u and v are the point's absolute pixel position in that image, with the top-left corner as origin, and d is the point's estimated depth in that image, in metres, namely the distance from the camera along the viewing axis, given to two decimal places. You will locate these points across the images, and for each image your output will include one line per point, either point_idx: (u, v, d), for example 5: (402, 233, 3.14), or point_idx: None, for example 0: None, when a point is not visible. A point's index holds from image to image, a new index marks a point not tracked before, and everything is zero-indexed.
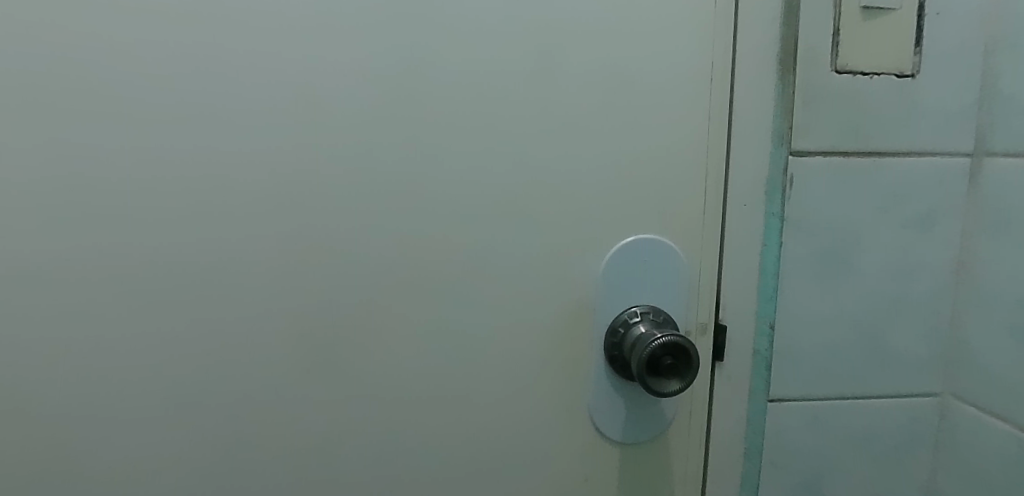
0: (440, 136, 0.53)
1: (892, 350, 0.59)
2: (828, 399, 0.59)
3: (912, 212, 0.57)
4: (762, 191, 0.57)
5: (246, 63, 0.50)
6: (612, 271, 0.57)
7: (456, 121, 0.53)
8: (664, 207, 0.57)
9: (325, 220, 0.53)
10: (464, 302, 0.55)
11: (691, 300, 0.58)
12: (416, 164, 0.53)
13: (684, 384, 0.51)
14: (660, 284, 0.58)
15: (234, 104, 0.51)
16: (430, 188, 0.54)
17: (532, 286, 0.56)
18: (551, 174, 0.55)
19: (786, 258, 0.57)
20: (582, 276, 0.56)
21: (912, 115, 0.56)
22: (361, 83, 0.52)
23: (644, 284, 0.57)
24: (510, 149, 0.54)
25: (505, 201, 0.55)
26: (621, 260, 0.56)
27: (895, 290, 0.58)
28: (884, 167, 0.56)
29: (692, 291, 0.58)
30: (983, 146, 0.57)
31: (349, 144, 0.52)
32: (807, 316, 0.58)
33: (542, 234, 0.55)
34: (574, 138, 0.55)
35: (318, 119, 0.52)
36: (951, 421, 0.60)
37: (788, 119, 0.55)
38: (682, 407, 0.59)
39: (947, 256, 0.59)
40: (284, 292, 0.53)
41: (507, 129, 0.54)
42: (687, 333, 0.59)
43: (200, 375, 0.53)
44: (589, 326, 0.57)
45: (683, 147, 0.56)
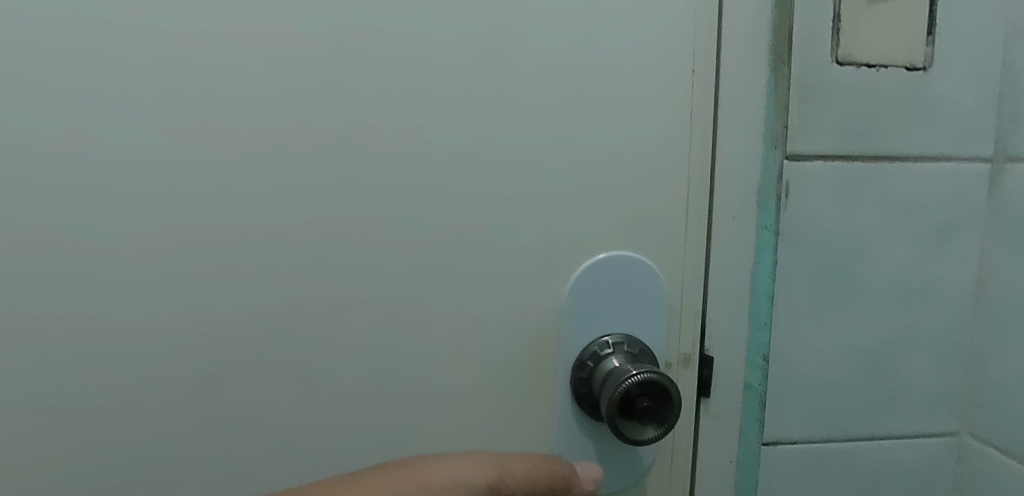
0: (374, 130, 0.44)
1: (903, 384, 0.52)
2: (829, 441, 0.51)
3: (925, 225, 0.50)
4: (754, 200, 0.49)
5: (136, 33, 0.41)
6: (579, 294, 0.48)
7: (396, 114, 0.44)
8: (639, 219, 0.48)
9: (233, 231, 0.44)
10: (405, 331, 0.47)
11: (674, 327, 0.50)
12: (344, 164, 0.44)
13: (662, 431, 0.44)
14: (636, 309, 0.49)
15: (120, 83, 0.41)
16: (362, 194, 0.45)
17: (486, 312, 0.47)
18: (510, 178, 0.46)
19: (781, 280, 0.49)
20: (545, 299, 0.48)
21: (925, 115, 0.49)
22: (278, 64, 0.43)
23: (618, 309, 0.49)
24: (460, 148, 0.46)
25: (454, 211, 0.46)
26: (591, 281, 0.48)
27: (906, 316, 0.51)
28: (893, 173, 0.49)
29: (674, 317, 0.49)
30: (1004, 150, 0.50)
31: (263, 137, 0.43)
32: (806, 345, 0.50)
33: (498, 249, 0.47)
34: (534, 136, 0.46)
35: (227, 107, 0.43)
36: (969, 464, 0.53)
37: (784, 118, 0.48)
38: (662, 452, 0.50)
39: (965, 276, 0.51)
40: (181, 322, 0.44)
41: (457, 125, 0.45)
42: (668, 366, 0.50)
43: (76, 422, 0.43)
44: (554, 358, 0.49)
45: (662, 148, 0.47)
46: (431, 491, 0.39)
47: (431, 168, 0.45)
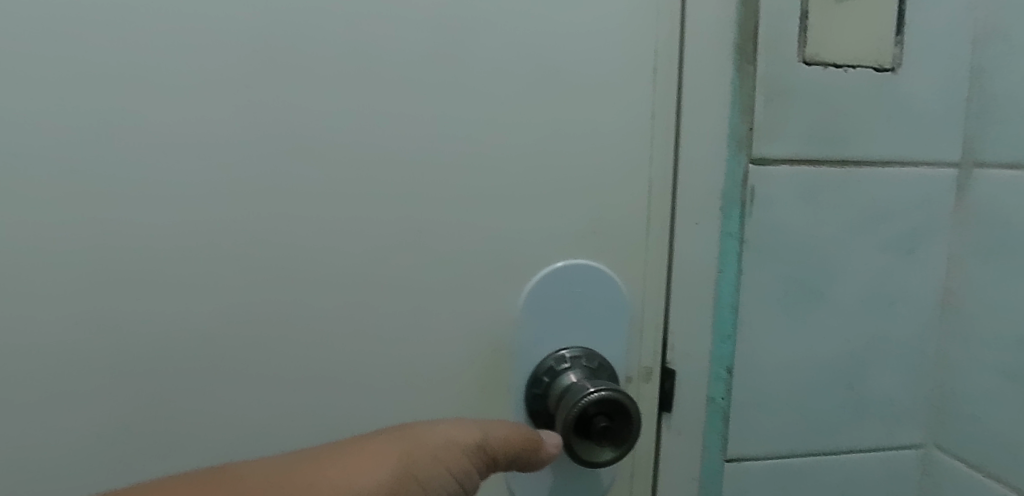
0: (310, 129, 0.41)
1: (870, 396, 0.50)
2: (794, 456, 0.49)
3: (893, 232, 0.48)
4: (717, 206, 0.46)
5: (37, 19, 0.37)
6: (534, 305, 0.45)
7: (335, 112, 0.41)
8: (597, 226, 0.45)
9: (151, 239, 0.40)
10: (346, 345, 0.43)
11: (633, 340, 0.47)
12: (277, 166, 0.41)
13: (619, 453, 0.41)
14: (595, 321, 0.46)
15: (20, 74, 0.37)
16: (298, 199, 0.41)
17: (435, 325, 0.44)
18: (460, 181, 0.43)
19: (746, 289, 0.47)
20: (498, 311, 0.45)
21: (893, 118, 0.47)
22: (201, 55, 0.39)
23: (574, 321, 0.46)
24: (405, 149, 0.42)
25: (399, 217, 0.43)
26: (546, 292, 0.45)
27: (873, 327, 0.49)
28: (860, 178, 0.47)
29: (633, 329, 0.47)
30: (972, 156, 0.48)
31: (185, 135, 0.39)
32: (771, 357, 0.48)
33: (447, 258, 0.44)
34: (485, 137, 0.43)
35: (143, 103, 0.39)
36: (935, 477, 0.51)
37: (749, 119, 0.45)
38: (622, 469, 0.48)
39: (932, 284, 0.50)
40: (93, 339, 0.40)
41: (401, 124, 0.42)
42: (628, 380, 0.47)
43: None
44: (507, 374, 0.46)
45: (621, 151, 0.45)
46: (431, 450, 0.35)
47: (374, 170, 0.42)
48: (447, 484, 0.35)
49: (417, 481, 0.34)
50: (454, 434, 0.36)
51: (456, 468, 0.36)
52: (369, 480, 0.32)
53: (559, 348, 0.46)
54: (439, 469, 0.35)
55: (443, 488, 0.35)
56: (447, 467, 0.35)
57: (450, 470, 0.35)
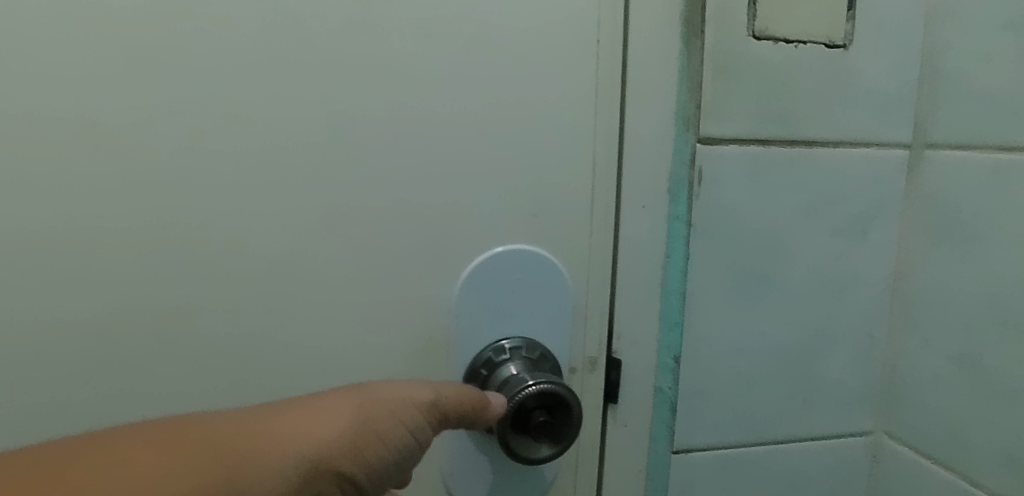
0: (222, 101, 0.37)
1: (820, 383, 0.49)
2: (743, 445, 0.48)
3: (844, 215, 0.47)
4: (665, 188, 0.44)
5: None
6: (472, 294, 0.42)
7: (249, 83, 0.38)
8: (539, 210, 0.43)
9: (39, 223, 0.36)
10: (267, 339, 0.40)
11: (577, 329, 0.45)
12: (184, 143, 0.37)
13: (558, 450, 0.39)
14: (536, 310, 0.44)
15: None
16: (209, 178, 0.38)
17: (364, 316, 0.41)
18: (388, 161, 0.40)
19: (694, 275, 0.45)
20: (432, 300, 0.42)
21: (845, 96, 0.46)
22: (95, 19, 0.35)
23: (515, 309, 0.44)
24: (327, 126, 0.39)
25: (322, 200, 0.40)
26: (482, 278, 0.42)
27: (823, 312, 0.48)
28: (811, 159, 0.46)
29: (577, 318, 0.45)
30: (923, 136, 0.48)
31: (74, 107, 0.35)
32: (720, 345, 0.46)
33: (376, 244, 0.41)
34: (417, 113, 0.40)
35: (25, 69, 0.35)
36: (884, 463, 0.51)
37: (697, 96, 0.43)
38: (566, 465, 0.46)
39: (883, 267, 0.49)
40: None
41: (322, 98, 0.39)
42: (572, 372, 0.45)
43: None
44: (443, 367, 0.43)
45: (564, 130, 0.42)
46: (388, 405, 0.33)
47: (293, 149, 0.39)
48: (402, 439, 0.33)
49: (375, 434, 0.32)
50: (408, 388, 0.34)
51: (412, 423, 0.34)
52: (329, 431, 0.30)
53: (498, 338, 0.44)
54: (396, 425, 0.33)
55: (399, 443, 0.33)
56: (403, 422, 0.33)
57: (406, 425, 0.34)
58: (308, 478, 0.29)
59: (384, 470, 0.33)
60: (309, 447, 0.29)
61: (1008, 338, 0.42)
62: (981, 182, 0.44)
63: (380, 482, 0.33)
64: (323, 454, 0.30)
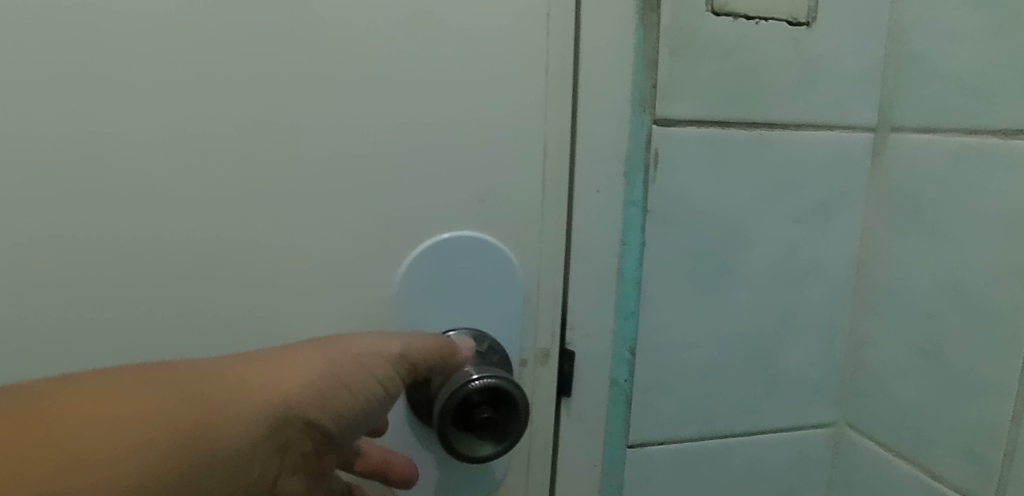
0: (132, 73, 0.34)
1: (781, 374, 0.47)
2: (701, 439, 0.46)
3: (806, 201, 0.45)
4: (620, 172, 0.42)
5: None
6: (414, 284, 0.40)
7: (164, 54, 0.34)
8: (486, 195, 0.40)
9: None
10: (190, 334, 0.37)
11: (528, 320, 0.43)
12: (91, 118, 0.34)
13: (500, 451, 0.37)
14: (485, 299, 0.41)
15: None
16: (120, 158, 0.35)
17: (297, 308, 0.38)
18: (322, 141, 0.37)
19: (650, 263, 0.43)
20: (371, 291, 0.39)
21: (807, 77, 0.44)
22: None
23: (461, 300, 0.41)
24: (254, 102, 0.36)
25: (250, 182, 0.37)
26: (424, 269, 0.40)
27: (784, 300, 0.46)
28: (773, 142, 0.44)
29: (528, 309, 0.42)
30: (889, 119, 0.46)
31: None
32: (677, 335, 0.44)
33: (309, 230, 0.38)
34: (351, 87, 0.37)
35: None
36: (845, 456, 0.49)
37: (653, 75, 0.41)
38: (517, 461, 0.44)
39: (846, 255, 0.48)
40: None
41: (248, 72, 0.36)
42: (523, 364, 0.43)
43: None
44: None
45: (512, 109, 0.40)
46: (355, 358, 0.34)
47: (216, 127, 0.36)
48: (373, 390, 0.35)
49: (342, 385, 0.34)
50: (378, 345, 0.36)
51: (381, 374, 0.35)
52: (292, 383, 0.33)
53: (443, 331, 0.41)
54: (365, 377, 0.35)
55: (369, 393, 0.35)
56: (372, 374, 0.35)
57: (376, 376, 0.35)
58: (275, 423, 0.32)
59: (353, 418, 0.35)
60: (277, 396, 0.32)
61: (970, 328, 0.41)
62: (945, 167, 0.43)
63: (349, 428, 0.36)
64: (290, 403, 0.32)
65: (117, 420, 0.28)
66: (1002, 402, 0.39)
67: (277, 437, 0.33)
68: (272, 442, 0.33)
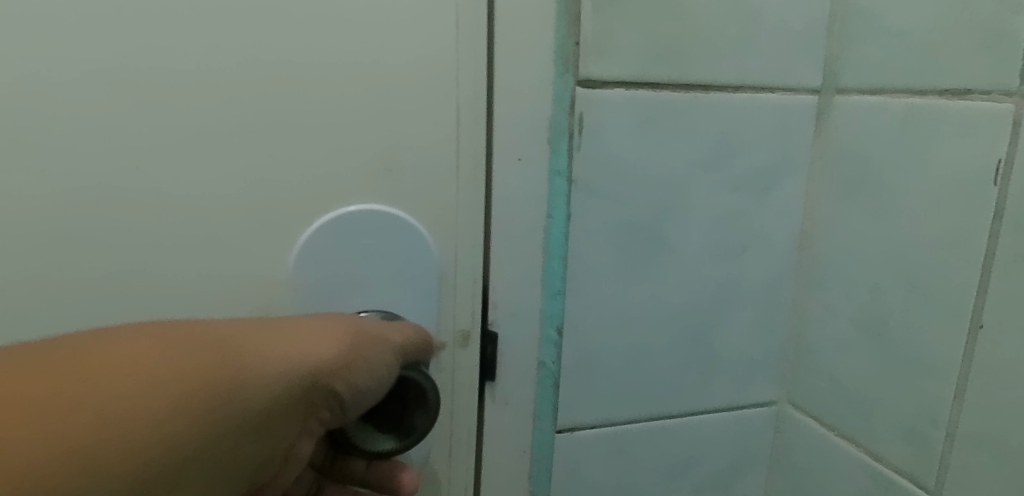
0: None
1: (720, 352, 0.45)
2: (636, 421, 0.44)
3: (746, 169, 0.43)
4: (544, 138, 0.39)
5: None
6: (313, 263, 0.36)
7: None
8: (393, 163, 0.36)
9: None
10: (50, 323, 0.33)
11: (445, 299, 0.39)
12: None
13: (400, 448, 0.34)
14: (397, 278, 0.38)
15: None
16: None
17: (178, 293, 0.34)
18: (197, 103, 0.33)
19: (577, 237, 0.40)
20: (264, 271, 0.36)
21: (746, 34, 0.41)
22: None
23: (368, 280, 0.37)
24: (111, 58, 0.31)
25: (111, 151, 0.32)
26: (322, 246, 0.36)
27: (723, 273, 0.44)
28: (709, 106, 0.41)
29: (445, 288, 0.39)
30: (834, 80, 0.43)
31: None
32: (608, 313, 0.42)
33: (186, 206, 0.34)
34: (228, 41, 0.32)
35: None
36: (787, 435, 0.48)
37: (576, 31, 0.37)
38: (439, 449, 0.41)
39: (789, 225, 0.45)
40: None
41: (102, 23, 0.31)
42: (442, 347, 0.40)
43: None
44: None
45: (420, 67, 0.35)
46: (373, 339, 0.32)
47: (66, 88, 0.31)
48: (384, 374, 0.32)
49: (362, 363, 0.31)
50: (379, 326, 0.33)
51: (391, 360, 0.33)
52: (318, 351, 0.30)
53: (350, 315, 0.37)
54: (382, 360, 0.32)
55: (382, 376, 0.32)
56: (386, 357, 0.33)
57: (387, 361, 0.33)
58: (302, 388, 0.29)
59: (367, 396, 0.32)
60: (305, 358, 0.29)
61: (914, 302, 0.39)
62: (891, 132, 0.40)
63: (359, 405, 0.32)
64: (319, 369, 0.29)
65: (146, 375, 0.24)
66: (945, 380, 0.37)
67: (297, 404, 0.29)
68: (290, 408, 0.29)
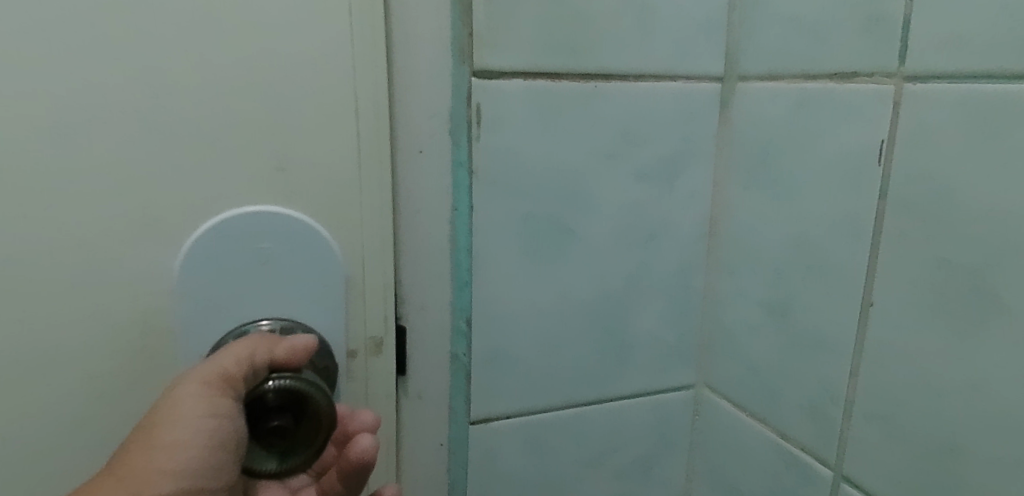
0: None
1: (633, 338, 0.46)
2: (552, 410, 0.45)
3: (650, 158, 0.43)
4: (444, 130, 0.39)
5: None
6: (209, 265, 0.35)
7: None
8: (286, 162, 0.36)
9: None
10: None
11: (353, 300, 0.39)
12: None
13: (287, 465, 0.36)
14: (296, 281, 0.37)
15: None
16: None
17: (60, 304, 0.33)
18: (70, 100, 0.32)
19: (483, 229, 0.40)
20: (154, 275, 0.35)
21: (643, 23, 0.41)
22: None
23: (265, 283, 0.37)
24: None
25: None
26: (217, 248, 0.35)
27: (632, 260, 0.44)
28: (610, 96, 0.41)
29: (349, 289, 0.39)
30: (736, 69, 0.44)
31: None
32: (519, 304, 0.42)
33: (67, 210, 0.33)
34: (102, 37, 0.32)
35: None
36: (705, 417, 0.49)
37: (470, 23, 0.37)
38: None
39: (697, 212, 0.46)
40: None
41: None
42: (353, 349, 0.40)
43: None
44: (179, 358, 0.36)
45: (309, 64, 0.35)
46: (180, 412, 0.33)
47: None
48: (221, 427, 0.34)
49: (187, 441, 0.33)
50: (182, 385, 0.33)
51: (217, 410, 0.34)
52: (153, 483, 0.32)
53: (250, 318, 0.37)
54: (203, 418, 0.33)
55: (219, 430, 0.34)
56: (211, 415, 0.33)
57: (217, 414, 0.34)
58: None
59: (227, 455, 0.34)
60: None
61: (810, 283, 0.40)
62: (786, 117, 0.41)
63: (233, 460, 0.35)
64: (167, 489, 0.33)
65: None
66: (839, 357, 0.38)
67: None
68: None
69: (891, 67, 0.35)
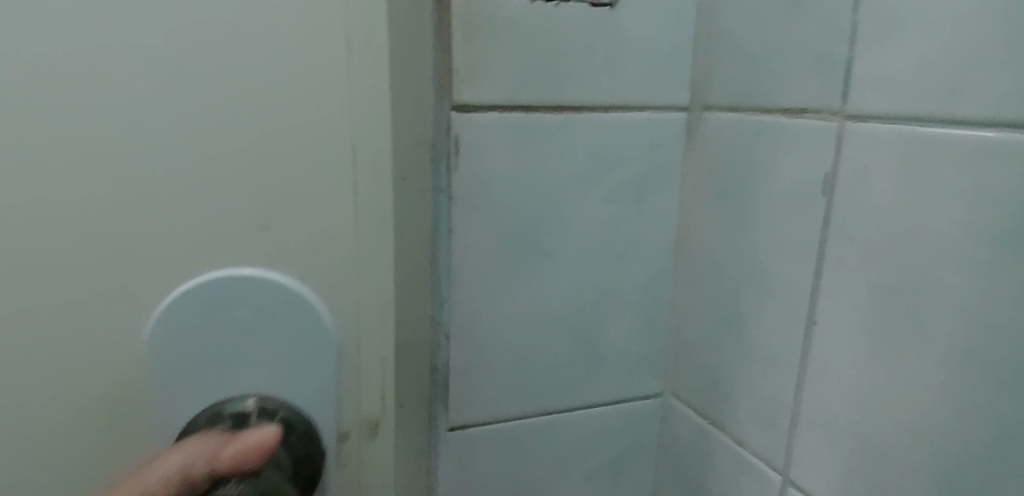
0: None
1: (602, 350, 0.49)
2: (526, 417, 0.48)
3: (619, 183, 0.46)
4: (424, 159, 0.42)
5: None
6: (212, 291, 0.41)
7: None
8: (269, 222, 0.41)
9: None
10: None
11: (354, 320, 0.45)
12: None
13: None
14: (291, 317, 0.43)
15: None
16: None
17: (84, 338, 0.40)
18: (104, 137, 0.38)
19: (460, 249, 0.43)
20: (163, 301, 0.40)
21: (612, 59, 0.44)
22: None
23: (266, 320, 0.42)
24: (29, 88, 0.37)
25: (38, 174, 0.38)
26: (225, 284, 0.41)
27: (601, 278, 0.47)
28: (580, 126, 0.44)
29: (341, 322, 0.44)
30: (700, 98, 0.47)
31: None
32: (493, 319, 0.45)
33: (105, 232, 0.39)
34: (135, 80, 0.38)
35: None
36: (672, 424, 0.52)
37: (448, 60, 0.40)
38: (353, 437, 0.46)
39: (665, 232, 0.49)
40: None
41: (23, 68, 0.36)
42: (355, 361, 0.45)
43: None
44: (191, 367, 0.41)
45: (297, 134, 0.41)
46: None
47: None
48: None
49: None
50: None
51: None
52: None
53: (251, 343, 0.42)
54: None
55: None
56: None
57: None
58: None
59: None
60: None
61: (763, 302, 0.43)
62: (744, 147, 0.44)
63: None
64: None
65: None
66: (789, 371, 0.41)
67: None
68: None
69: (834, 106, 0.37)
